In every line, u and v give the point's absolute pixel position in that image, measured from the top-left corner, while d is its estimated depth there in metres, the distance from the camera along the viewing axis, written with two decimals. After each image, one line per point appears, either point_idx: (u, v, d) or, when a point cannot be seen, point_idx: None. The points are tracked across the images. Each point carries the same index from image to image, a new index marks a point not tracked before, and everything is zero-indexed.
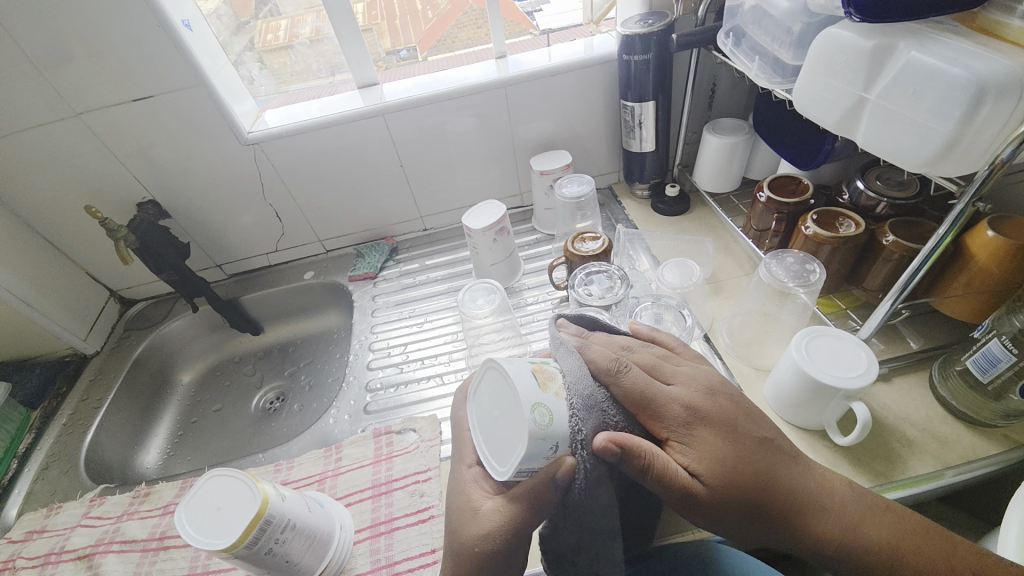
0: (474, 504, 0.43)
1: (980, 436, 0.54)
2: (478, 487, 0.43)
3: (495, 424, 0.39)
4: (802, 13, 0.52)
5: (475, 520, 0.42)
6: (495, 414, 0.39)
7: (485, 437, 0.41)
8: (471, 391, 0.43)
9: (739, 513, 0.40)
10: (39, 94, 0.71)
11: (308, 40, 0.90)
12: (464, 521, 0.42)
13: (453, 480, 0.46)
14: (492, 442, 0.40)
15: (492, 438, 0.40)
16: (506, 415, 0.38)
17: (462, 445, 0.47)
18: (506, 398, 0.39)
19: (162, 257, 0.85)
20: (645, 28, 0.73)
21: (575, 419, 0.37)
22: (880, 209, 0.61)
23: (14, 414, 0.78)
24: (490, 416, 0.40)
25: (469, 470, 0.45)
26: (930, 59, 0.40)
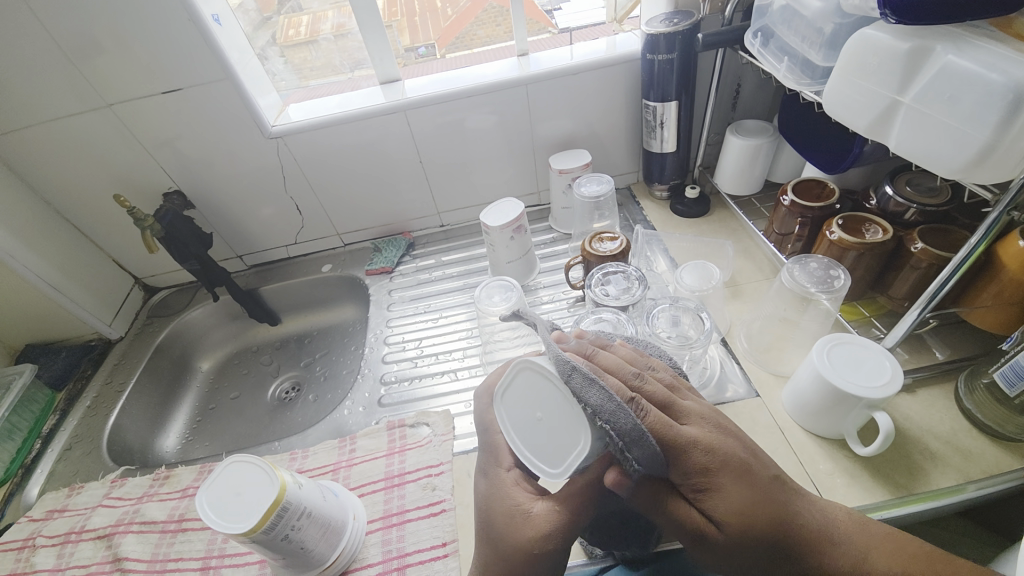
0: (520, 506, 0.43)
1: (1006, 452, 0.52)
2: (523, 489, 0.45)
3: (538, 424, 0.42)
4: (834, 13, 0.51)
5: (526, 523, 0.42)
6: (538, 414, 0.42)
7: (522, 438, 0.43)
8: (498, 393, 0.45)
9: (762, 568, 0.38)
10: (74, 85, 0.74)
11: (331, 35, 0.91)
12: (515, 523, 0.42)
13: (487, 485, 0.46)
14: (533, 442, 0.42)
15: (533, 438, 0.42)
16: (554, 413, 0.42)
17: (498, 450, 0.48)
18: (550, 397, 0.42)
19: (185, 247, 0.87)
20: (670, 27, 0.72)
21: (624, 453, 0.36)
22: (909, 215, 0.59)
23: (39, 395, 0.80)
24: (530, 418, 0.43)
25: (508, 473, 0.46)
26: (967, 63, 0.39)
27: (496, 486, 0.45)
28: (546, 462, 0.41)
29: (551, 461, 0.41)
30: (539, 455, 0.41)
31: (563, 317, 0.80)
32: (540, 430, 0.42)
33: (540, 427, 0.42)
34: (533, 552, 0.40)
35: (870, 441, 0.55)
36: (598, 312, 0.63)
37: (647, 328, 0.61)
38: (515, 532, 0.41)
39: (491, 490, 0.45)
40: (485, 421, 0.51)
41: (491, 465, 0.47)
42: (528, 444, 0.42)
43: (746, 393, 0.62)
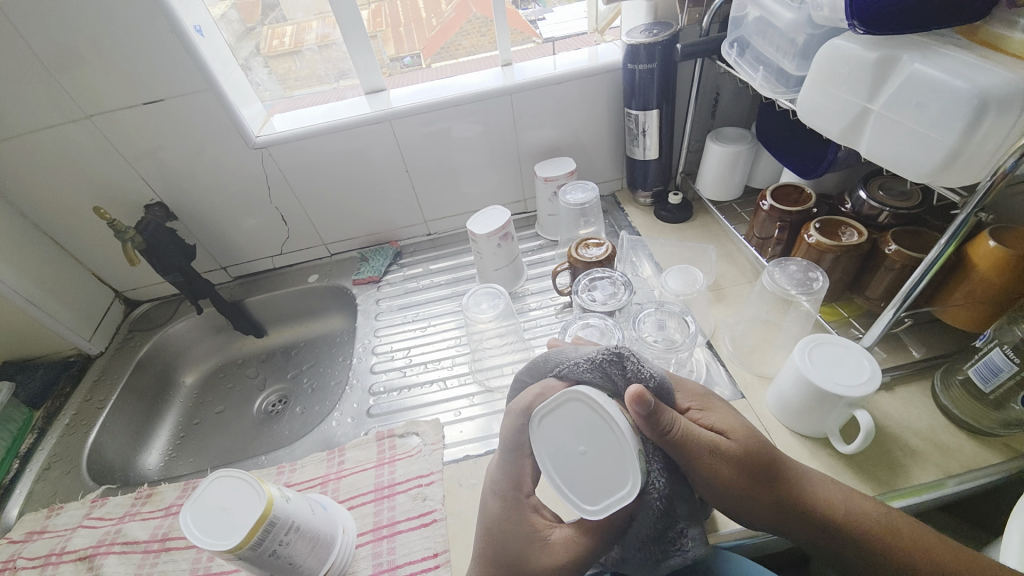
0: (539, 532, 0.44)
1: (982, 446, 0.54)
2: (543, 517, 0.46)
3: (576, 457, 0.42)
4: (806, 25, 0.53)
5: (545, 549, 0.43)
6: (580, 447, 0.42)
7: (554, 463, 0.43)
8: (538, 416, 0.44)
9: (752, 486, 0.43)
10: (53, 96, 0.73)
11: (315, 46, 0.91)
12: (533, 548, 0.43)
13: (508, 507, 0.46)
14: (567, 473, 0.42)
15: (567, 468, 0.42)
16: (599, 450, 0.42)
17: (521, 473, 0.47)
18: (597, 432, 0.42)
19: (168, 259, 0.86)
20: (650, 38, 0.74)
21: (641, 363, 0.46)
22: (883, 218, 0.61)
23: (17, 414, 0.78)
24: (570, 450, 0.43)
25: (529, 499, 0.46)
26: (933, 71, 0.41)
27: (516, 510, 0.45)
28: (576, 494, 0.42)
29: (581, 494, 0.41)
30: (568, 486, 0.42)
31: (550, 324, 0.80)
32: (577, 463, 0.42)
33: (577, 459, 0.42)
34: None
35: (852, 439, 0.56)
36: (585, 318, 0.64)
37: (633, 332, 0.62)
38: (535, 560, 0.42)
39: (507, 513, 0.45)
40: (518, 442, 0.48)
41: (511, 488, 0.46)
42: (560, 471, 0.43)
43: (732, 395, 0.63)
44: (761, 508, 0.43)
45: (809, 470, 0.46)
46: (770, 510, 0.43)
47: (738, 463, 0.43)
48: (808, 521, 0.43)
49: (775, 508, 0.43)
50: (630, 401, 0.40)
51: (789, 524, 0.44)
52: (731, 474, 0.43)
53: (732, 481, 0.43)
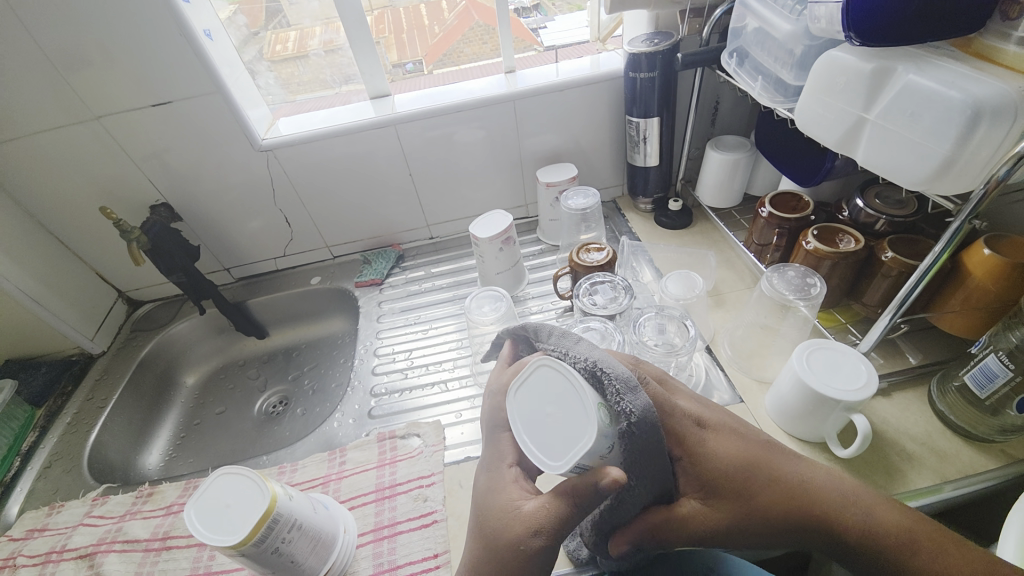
0: (514, 504, 0.42)
1: (977, 451, 0.54)
2: (519, 487, 0.44)
3: (545, 416, 0.40)
4: (803, 36, 0.54)
5: (516, 516, 0.41)
6: (548, 407, 0.40)
7: (526, 430, 0.40)
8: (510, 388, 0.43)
9: (751, 538, 0.43)
10: (62, 98, 0.74)
11: (321, 51, 0.92)
12: (506, 517, 0.41)
13: (488, 479, 0.46)
14: (536, 433, 0.40)
15: (537, 429, 0.40)
16: (566, 406, 0.40)
17: (499, 446, 0.47)
18: (564, 393, 0.40)
19: (172, 259, 0.86)
20: (651, 47, 0.75)
21: (623, 398, 0.39)
22: (879, 225, 0.62)
23: (19, 412, 0.78)
24: (539, 411, 0.41)
25: (509, 470, 0.45)
26: (926, 81, 0.42)
27: (495, 480, 0.45)
28: (543, 452, 0.39)
29: (549, 453, 0.38)
30: (538, 447, 0.39)
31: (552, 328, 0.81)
32: (546, 422, 0.40)
33: (546, 419, 0.40)
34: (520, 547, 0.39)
35: (850, 443, 0.57)
36: (586, 322, 0.65)
37: (634, 336, 0.63)
38: (506, 529, 0.41)
39: (489, 487, 0.45)
40: (496, 416, 0.48)
41: (493, 460, 0.47)
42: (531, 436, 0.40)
43: (731, 399, 0.64)
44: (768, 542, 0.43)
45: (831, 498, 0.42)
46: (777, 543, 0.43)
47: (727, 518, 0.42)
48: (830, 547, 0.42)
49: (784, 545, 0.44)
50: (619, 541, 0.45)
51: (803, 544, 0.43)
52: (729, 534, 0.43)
53: (734, 530, 0.42)
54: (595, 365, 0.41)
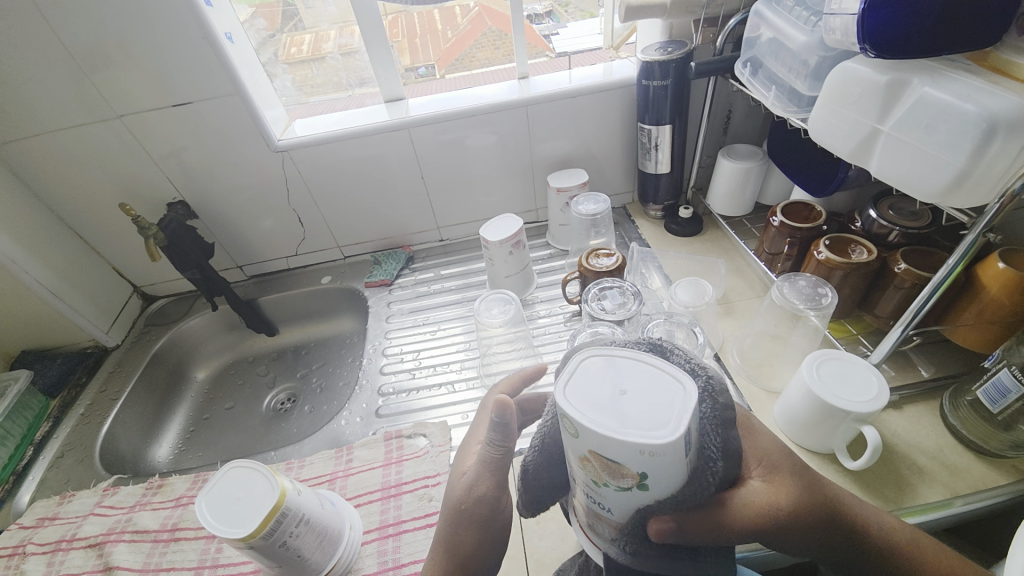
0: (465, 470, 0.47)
1: (988, 466, 0.54)
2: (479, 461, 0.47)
3: (615, 392, 0.28)
4: (818, 47, 0.54)
5: (462, 481, 0.45)
6: (614, 382, 0.29)
7: (615, 417, 0.27)
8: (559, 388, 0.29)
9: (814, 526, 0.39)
10: (86, 97, 0.76)
11: (339, 54, 0.94)
12: (455, 481, 0.46)
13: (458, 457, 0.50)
14: (617, 413, 0.27)
15: (614, 408, 0.27)
16: (635, 374, 0.29)
17: (475, 428, 0.52)
18: (628, 367, 0.30)
19: (187, 256, 0.88)
20: (664, 55, 0.75)
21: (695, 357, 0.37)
22: (892, 237, 0.62)
23: (33, 402, 0.80)
24: (603, 391, 0.28)
25: (475, 446, 0.49)
26: (942, 94, 0.42)
27: (462, 453, 0.49)
28: (648, 426, 0.26)
29: (656, 423, 0.26)
30: (635, 426, 0.26)
31: (559, 332, 0.81)
32: (622, 397, 0.28)
33: (618, 394, 0.28)
34: (461, 507, 0.43)
35: (859, 455, 0.56)
36: (595, 326, 0.63)
37: None
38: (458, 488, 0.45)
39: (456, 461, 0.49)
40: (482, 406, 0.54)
41: (466, 440, 0.51)
42: (628, 420, 0.26)
43: None
44: (811, 539, 0.39)
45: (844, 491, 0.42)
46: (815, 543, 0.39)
47: (795, 512, 0.38)
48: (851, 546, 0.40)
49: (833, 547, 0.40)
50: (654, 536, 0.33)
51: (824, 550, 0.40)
52: (794, 527, 0.38)
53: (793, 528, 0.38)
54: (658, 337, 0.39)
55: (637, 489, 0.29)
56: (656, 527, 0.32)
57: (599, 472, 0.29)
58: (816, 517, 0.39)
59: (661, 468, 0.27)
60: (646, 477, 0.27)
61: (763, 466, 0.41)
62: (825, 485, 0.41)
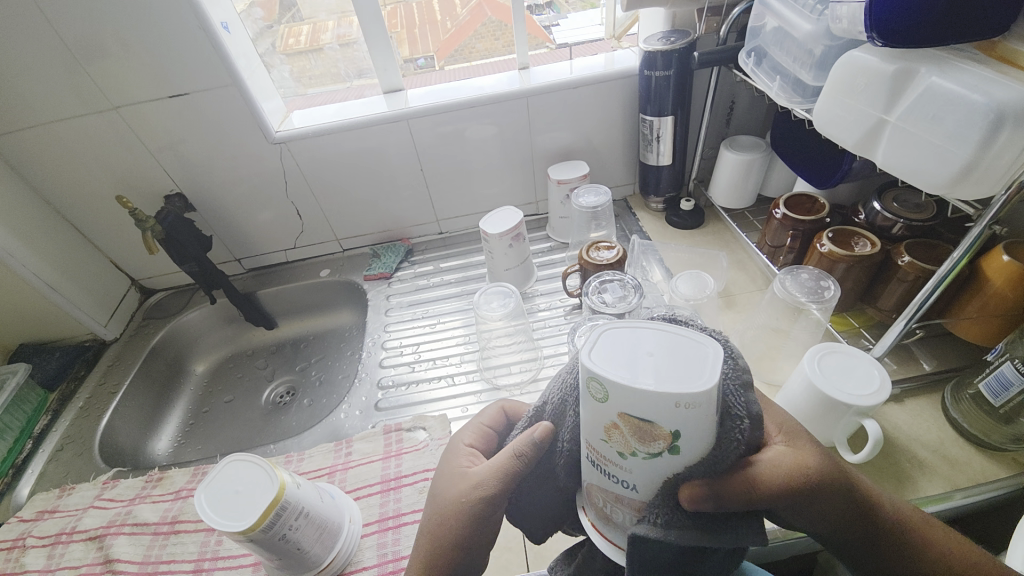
0: (461, 471, 0.45)
1: (989, 460, 0.53)
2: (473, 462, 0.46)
3: (641, 352, 0.28)
4: (824, 36, 0.53)
5: (460, 481, 0.43)
6: (639, 342, 0.29)
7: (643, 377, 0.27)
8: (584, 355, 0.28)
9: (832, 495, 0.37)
10: (81, 88, 0.75)
11: (337, 44, 0.92)
12: (450, 481, 0.44)
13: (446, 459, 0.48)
14: (647, 371, 0.27)
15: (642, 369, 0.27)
16: (656, 336, 0.29)
17: (463, 432, 0.50)
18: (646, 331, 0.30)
19: (185, 248, 0.87)
20: (667, 45, 0.74)
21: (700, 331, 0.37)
22: (896, 229, 0.61)
23: (31, 395, 0.80)
24: (629, 352, 0.28)
25: (466, 448, 0.48)
26: (950, 84, 0.41)
27: (451, 454, 0.48)
28: (677, 381, 0.26)
29: (688, 376, 0.26)
30: (667, 381, 0.26)
31: (559, 326, 0.81)
32: (649, 357, 0.28)
33: (644, 353, 0.28)
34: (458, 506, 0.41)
35: (860, 448, 0.56)
36: (595, 320, 0.63)
37: None
38: (455, 491, 0.43)
39: (447, 461, 0.47)
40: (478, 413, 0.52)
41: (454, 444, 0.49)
42: (656, 380, 0.26)
43: None
44: (837, 512, 0.37)
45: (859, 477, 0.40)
46: (840, 517, 0.38)
47: (824, 476, 0.37)
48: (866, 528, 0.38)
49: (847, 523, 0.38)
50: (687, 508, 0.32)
51: (843, 529, 0.38)
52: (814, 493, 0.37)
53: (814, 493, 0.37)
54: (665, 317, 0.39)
55: (666, 455, 0.29)
56: (689, 494, 0.31)
57: (626, 440, 0.29)
58: (841, 487, 0.38)
59: (693, 424, 0.27)
60: (677, 435, 0.27)
61: (784, 434, 0.40)
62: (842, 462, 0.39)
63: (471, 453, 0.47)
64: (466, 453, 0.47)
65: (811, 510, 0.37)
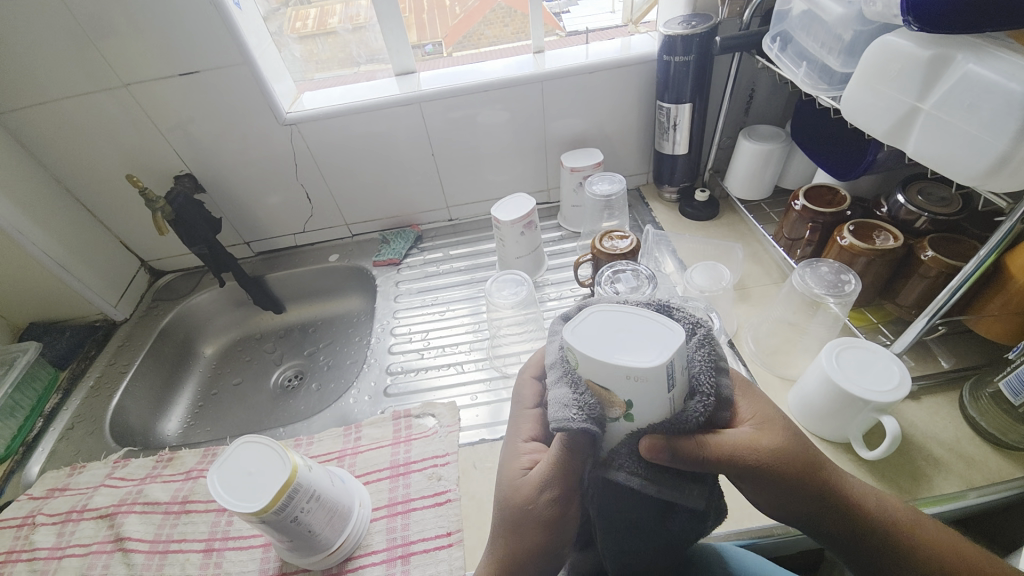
0: (521, 471, 0.44)
1: (1006, 459, 0.53)
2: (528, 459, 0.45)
3: (617, 327, 0.33)
4: (855, 20, 0.51)
5: (519, 484, 0.43)
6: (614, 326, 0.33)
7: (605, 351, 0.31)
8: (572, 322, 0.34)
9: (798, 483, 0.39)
10: (90, 65, 0.74)
11: (350, 26, 0.91)
12: (512, 484, 0.43)
13: (505, 452, 0.47)
14: (617, 345, 0.31)
15: (607, 346, 0.32)
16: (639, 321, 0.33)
17: (520, 423, 0.48)
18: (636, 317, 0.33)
19: (194, 230, 0.86)
20: (688, 29, 0.72)
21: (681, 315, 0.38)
22: (920, 223, 0.60)
23: (42, 373, 0.80)
24: (608, 330, 0.33)
25: (525, 443, 0.47)
26: (988, 72, 0.40)
27: (510, 450, 0.47)
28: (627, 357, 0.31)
29: (639, 357, 0.30)
30: (621, 357, 0.31)
31: None
32: (618, 338, 0.32)
33: (617, 333, 0.32)
34: (519, 508, 0.41)
35: (875, 445, 0.56)
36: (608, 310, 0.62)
37: None
38: (515, 495, 0.42)
39: (505, 458, 0.46)
40: (520, 394, 0.51)
41: (511, 435, 0.48)
42: (614, 356, 0.31)
43: None
44: (803, 499, 0.39)
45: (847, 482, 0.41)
46: (809, 502, 0.39)
47: (775, 456, 0.39)
48: (845, 524, 0.40)
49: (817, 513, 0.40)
50: (645, 457, 0.35)
51: (821, 515, 0.40)
52: (773, 472, 0.39)
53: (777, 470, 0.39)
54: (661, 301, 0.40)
55: (623, 420, 0.34)
56: (648, 443, 0.35)
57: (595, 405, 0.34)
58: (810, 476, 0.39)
59: (645, 394, 0.32)
60: (630, 406, 0.32)
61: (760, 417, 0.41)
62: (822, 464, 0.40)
63: (532, 449, 0.46)
64: (529, 453, 0.45)
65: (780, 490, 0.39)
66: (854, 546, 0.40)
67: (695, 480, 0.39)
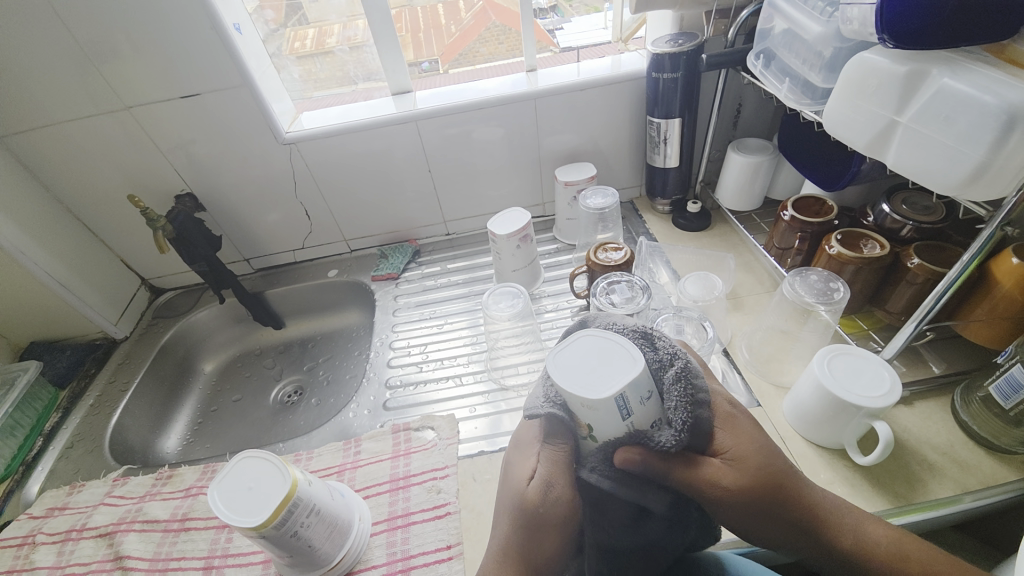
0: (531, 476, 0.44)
1: (998, 462, 0.53)
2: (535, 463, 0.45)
3: (592, 355, 0.36)
4: (834, 38, 0.53)
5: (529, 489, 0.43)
6: (588, 355, 0.36)
7: (571, 376, 0.35)
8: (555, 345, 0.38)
9: (767, 514, 0.41)
10: (95, 89, 0.76)
11: (348, 47, 0.93)
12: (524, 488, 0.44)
13: (517, 458, 0.48)
14: (588, 376, 0.35)
15: (575, 372, 0.35)
16: (611, 353, 0.36)
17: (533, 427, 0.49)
18: (611, 349, 0.36)
19: (195, 247, 0.88)
20: (675, 47, 0.75)
21: (664, 346, 0.40)
22: (905, 231, 0.61)
23: (43, 393, 0.80)
24: (581, 359, 0.36)
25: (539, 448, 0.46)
26: (962, 86, 0.41)
27: (521, 455, 0.47)
28: (585, 382, 0.35)
29: (595, 385, 0.34)
30: (581, 384, 0.35)
31: (566, 326, 0.81)
32: (587, 367, 0.35)
33: (588, 362, 0.36)
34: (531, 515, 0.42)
35: (869, 450, 0.56)
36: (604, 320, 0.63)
37: None
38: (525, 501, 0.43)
39: (516, 463, 0.47)
40: None
41: (523, 441, 0.49)
42: (574, 382, 0.35)
43: (749, 402, 0.63)
44: (773, 530, 0.41)
45: (824, 501, 0.42)
46: (781, 531, 0.41)
47: (743, 491, 0.40)
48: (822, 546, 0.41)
49: (789, 540, 0.42)
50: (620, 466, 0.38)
51: (793, 540, 0.42)
52: (741, 504, 0.40)
53: (747, 499, 0.40)
54: (646, 328, 0.42)
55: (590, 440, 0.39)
56: (624, 455, 0.38)
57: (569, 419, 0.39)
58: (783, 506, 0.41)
59: (602, 421, 0.36)
60: (592, 430, 0.37)
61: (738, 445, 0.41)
62: (799, 494, 0.41)
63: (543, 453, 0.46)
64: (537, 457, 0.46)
65: (753, 519, 0.41)
66: (833, 561, 0.41)
67: (663, 486, 0.41)
